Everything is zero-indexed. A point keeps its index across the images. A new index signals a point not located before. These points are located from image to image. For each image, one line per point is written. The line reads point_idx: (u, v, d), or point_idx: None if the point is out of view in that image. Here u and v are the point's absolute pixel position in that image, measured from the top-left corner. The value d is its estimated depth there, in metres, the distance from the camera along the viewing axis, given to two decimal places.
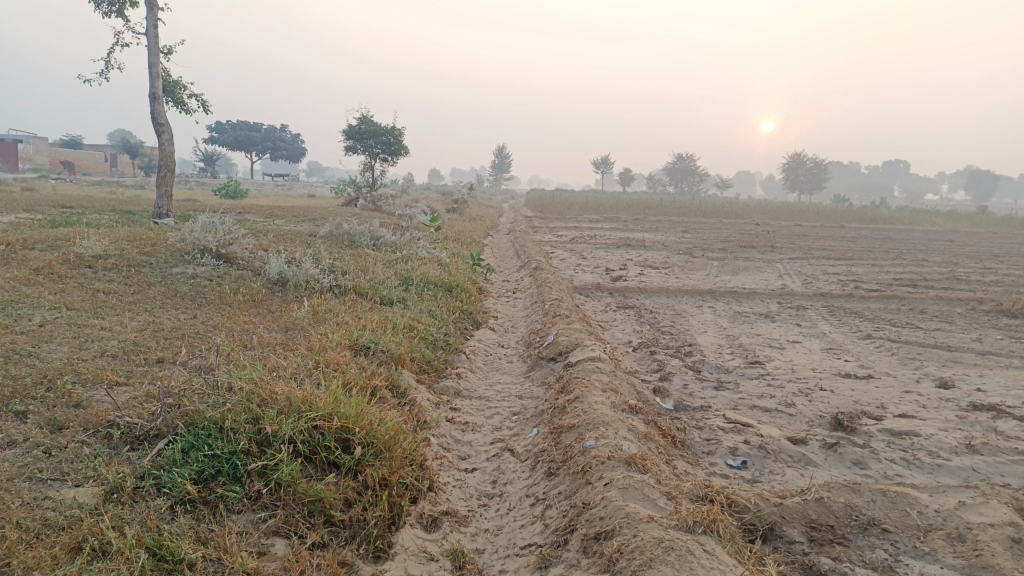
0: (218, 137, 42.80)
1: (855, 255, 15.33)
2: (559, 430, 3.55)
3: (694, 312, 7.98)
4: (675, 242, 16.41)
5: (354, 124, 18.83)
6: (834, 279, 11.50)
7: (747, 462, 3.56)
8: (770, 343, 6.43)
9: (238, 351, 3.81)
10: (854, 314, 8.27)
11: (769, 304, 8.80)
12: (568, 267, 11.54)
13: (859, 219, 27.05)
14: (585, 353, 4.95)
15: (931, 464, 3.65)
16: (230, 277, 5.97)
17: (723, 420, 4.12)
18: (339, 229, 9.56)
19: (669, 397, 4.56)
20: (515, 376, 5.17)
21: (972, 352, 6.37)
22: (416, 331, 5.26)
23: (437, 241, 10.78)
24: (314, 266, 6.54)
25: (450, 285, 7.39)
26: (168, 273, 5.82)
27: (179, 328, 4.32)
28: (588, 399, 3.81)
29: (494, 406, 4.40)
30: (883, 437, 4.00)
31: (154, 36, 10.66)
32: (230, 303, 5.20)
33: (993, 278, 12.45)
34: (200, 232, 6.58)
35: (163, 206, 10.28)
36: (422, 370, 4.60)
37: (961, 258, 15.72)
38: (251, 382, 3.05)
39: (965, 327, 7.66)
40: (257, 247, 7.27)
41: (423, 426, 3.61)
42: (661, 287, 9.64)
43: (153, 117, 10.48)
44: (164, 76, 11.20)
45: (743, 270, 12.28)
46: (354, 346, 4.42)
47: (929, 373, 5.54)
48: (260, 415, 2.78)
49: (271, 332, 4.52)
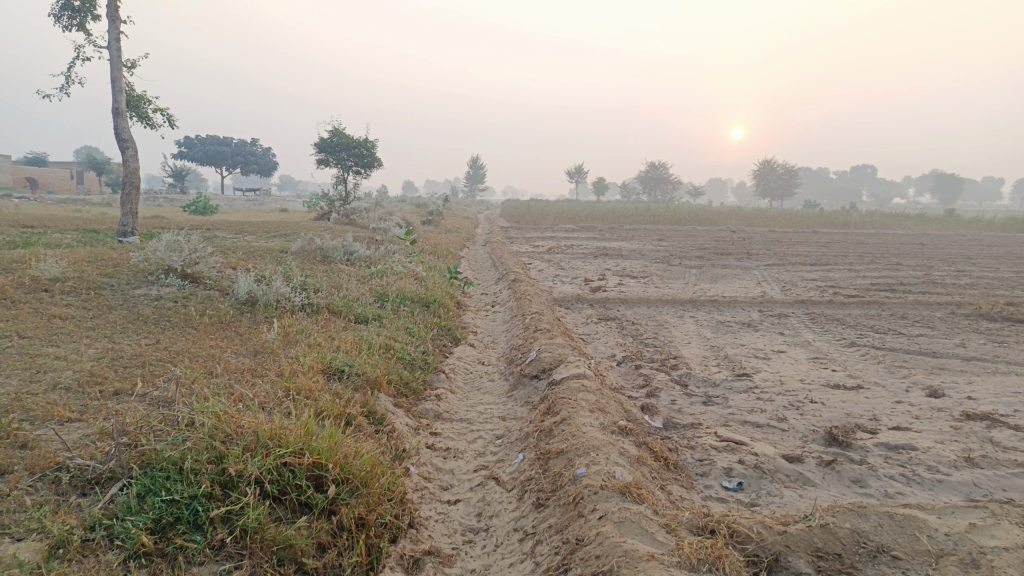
0: (187, 153, 42.17)
1: (830, 261, 15.37)
2: (546, 455, 3.36)
3: (676, 323, 7.85)
4: (652, 251, 16.36)
5: (325, 137, 18.56)
6: (813, 285, 11.47)
7: (743, 484, 3.40)
8: (755, 353, 6.31)
9: (203, 380, 3.57)
10: (836, 322, 8.19)
11: (751, 312, 8.70)
12: (547, 278, 11.40)
13: (831, 225, 27.27)
14: (569, 370, 4.77)
15: (931, 480, 3.52)
16: (197, 297, 5.71)
17: (715, 438, 3.96)
18: (311, 243, 9.30)
19: (658, 415, 4.39)
20: (497, 395, 4.97)
21: (957, 358, 6.29)
22: (393, 351, 5.05)
23: (412, 254, 10.55)
24: (285, 284, 6.30)
25: (427, 300, 7.19)
26: (130, 295, 5.56)
27: (139, 355, 4.07)
28: (576, 421, 3.63)
29: (477, 429, 4.21)
30: (879, 452, 3.86)
31: (116, 50, 10.36)
32: (196, 326, 4.95)
33: (968, 281, 12.50)
34: (165, 251, 6.32)
35: (128, 223, 9.97)
36: (400, 393, 4.40)
37: (934, 261, 15.83)
38: (215, 415, 2.82)
39: (947, 332, 7.62)
40: (226, 264, 7.01)
41: (402, 456, 3.41)
42: (641, 298, 9.51)
43: (117, 133, 10.16)
44: (128, 90, 10.89)
45: (721, 277, 12.22)
46: (328, 370, 4.19)
47: (918, 381, 5.44)
48: (225, 453, 2.56)
49: (238, 357, 4.28)
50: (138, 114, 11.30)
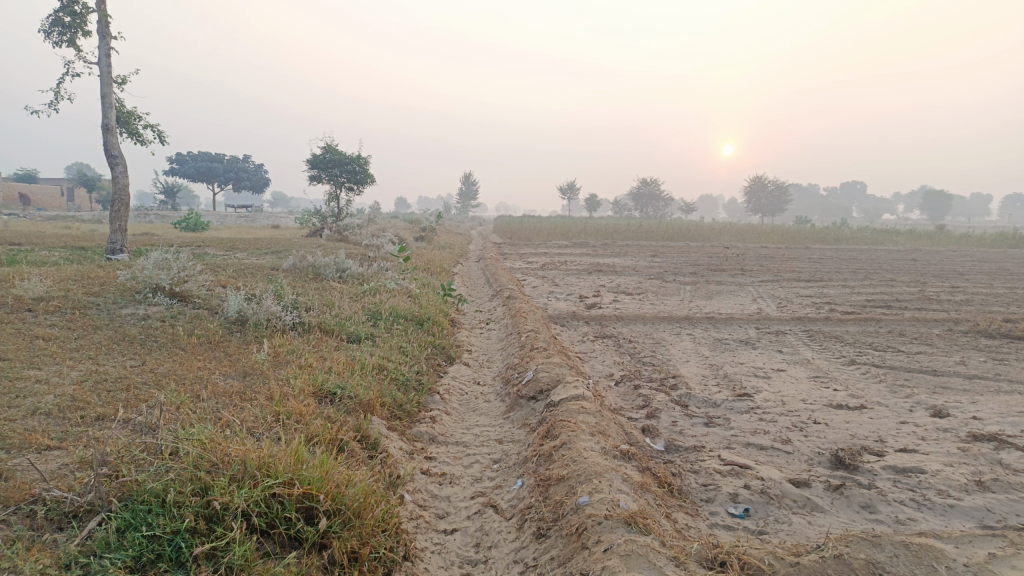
0: (179, 169, 42.03)
1: (824, 277, 15.33)
2: (546, 482, 3.24)
3: (674, 340, 7.75)
4: (646, 267, 16.32)
5: (318, 154, 18.49)
6: (809, 302, 11.41)
7: (750, 511, 3.29)
8: (755, 372, 6.21)
9: (190, 405, 3.44)
10: (834, 339, 8.10)
11: (748, 330, 8.61)
12: (541, 294, 11.30)
13: (823, 241, 27.34)
14: (567, 391, 4.65)
15: (943, 505, 3.41)
16: (185, 317, 5.58)
17: (719, 462, 3.85)
18: (303, 260, 9.18)
19: (659, 437, 4.28)
20: (493, 417, 4.84)
21: (958, 377, 6.21)
22: (386, 371, 4.92)
23: (405, 271, 10.43)
24: (276, 303, 6.17)
25: (421, 318, 7.07)
26: (116, 314, 5.42)
27: (124, 378, 3.94)
28: (577, 446, 3.51)
29: (473, 453, 4.08)
30: (887, 475, 3.76)
31: (107, 66, 10.28)
32: (184, 347, 4.82)
33: (963, 297, 12.47)
34: (153, 269, 6.19)
35: (117, 240, 9.85)
36: (394, 415, 4.27)
37: (927, 277, 15.83)
38: (201, 443, 2.69)
39: (947, 349, 7.54)
40: (216, 282, 6.88)
41: (396, 484, 3.29)
42: (637, 314, 9.42)
43: (106, 149, 10.04)
44: (118, 107, 10.79)
45: (717, 294, 12.15)
46: (319, 393, 4.06)
47: (922, 401, 5.34)
48: (210, 484, 2.43)
49: (227, 379, 4.15)
50: (128, 130, 11.19)
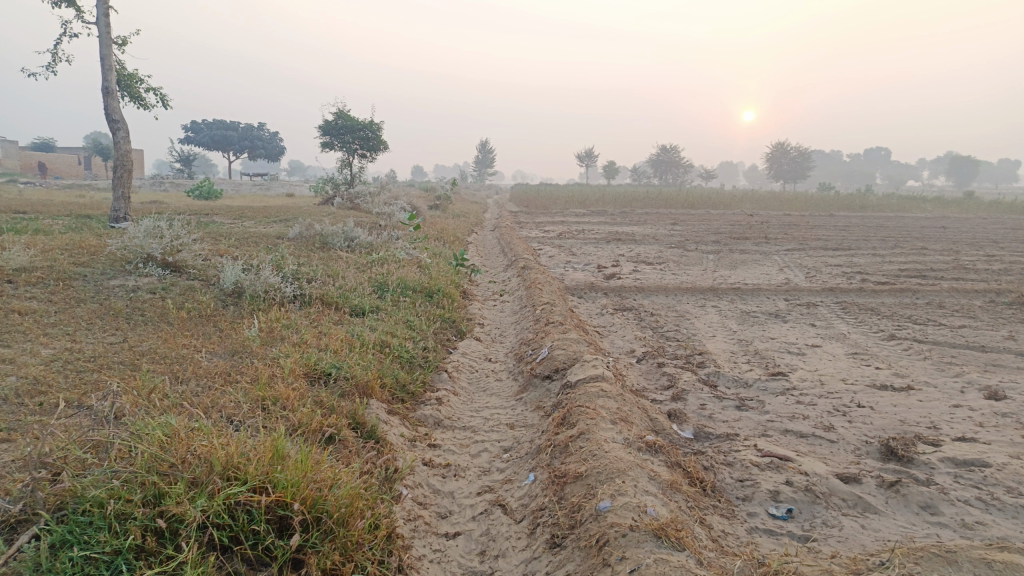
0: (193, 137, 41.72)
1: (852, 245, 14.73)
2: (562, 480, 2.85)
3: (698, 313, 7.31)
4: (666, 235, 15.79)
5: (330, 120, 18.05)
6: (838, 271, 10.87)
7: (793, 512, 2.90)
8: (787, 348, 5.77)
9: (164, 393, 3.09)
10: (869, 312, 7.62)
11: (777, 302, 8.13)
12: (558, 264, 10.88)
13: (849, 208, 26.55)
14: (584, 371, 4.24)
15: (1014, 506, 2.98)
16: (177, 289, 5.23)
17: (756, 453, 3.44)
18: (310, 229, 8.80)
19: (687, 423, 3.88)
20: (504, 398, 4.46)
21: (1010, 353, 5.72)
22: (390, 348, 4.53)
23: (416, 240, 10.02)
24: (275, 273, 5.79)
25: (431, 289, 6.67)
26: (104, 286, 5.07)
27: (99, 357, 3.59)
28: (597, 437, 3.12)
29: (482, 440, 3.69)
30: (947, 470, 3.33)
31: (106, 26, 9.86)
32: (172, 322, 4.46)
33: (1001, 267, 11.85)
34: (144, 237, 5.82)
35: (119, 208, 9.55)
36: (395, 398, 3.90)
37: (960, 245, 15.16)
38: (158, 441, 2.33)
39: (992, 323, 7.03)
40: (213, 252, 6.51)
41: (392, 479, 2.92)
42: (658, 285, 8.97)
43: (106, 113, 9.66)
44: (119, 69, 10.39)
45: (741, 263, 11.67)
46: (312, 374, 3.69)
47: (974, 380, 4.88)
48: (166, 491, 2.08)
49: (212, 359, 3.78)
50: (130, 93, 10.78)
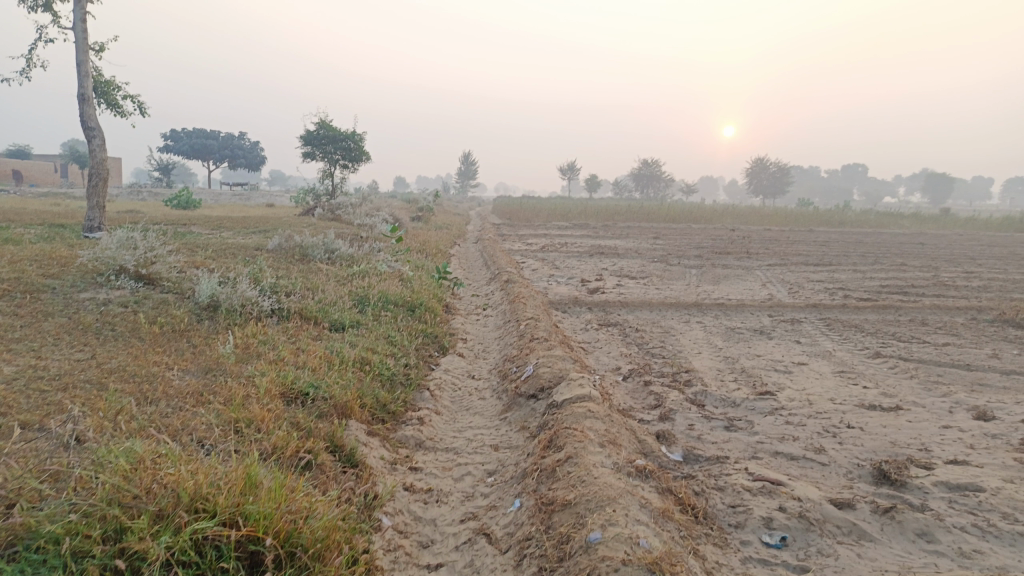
0: (173, 146, 41.28)
1: (833, 261, 14.81)
2: (549, 507, 2.74)
3: (683, 329, 7.25)
4: (648, 249, 15.78)
5: (312, 130, 17.90)
6: (820, 287, 10.88)
7: (787, 540, 2.81)
8: (774, 366, 5.70)
9: (132, 415, 2.94)
10: (853, 329, 7.59)
11: (761, 318, 8.09)
12: (541, 278, 10.78)
13: (828, 223, 26.79)
14: (571, 390, 4.13)
15: (1012, 533, 2.91)
16: (150, 302, 5.07)
17: (747, 477, 3.34)
18: (290, 240, 8.65)
19: (676, 445, 3.78)
20: (488, 417, 4.34)
21: (995, 372, 5.69)
22: (370, 366, 4.40)
23: (398, 252, 9.89)
24: (252, 286, 5.64)
25: (413, 303, 6.55)
26: (73, 299, 4.89)
27: (64, 375, 3.43)
28: (585, 462, 3.02)
29: (465, 463, 3.57)
30: (941, 494, 3.26)
31: (82, 32, 9.67)
32: (144, 338, 4.30)
33: (980, 284, 11.95)
34: (117, 248, 5.64)
35: (93, 218, 9.33)
36: (375, 418, 3.77)
37: (938, 262, 15.29)
38: (121, 471, 2.19)
39: (975, 341, 7.03)
40: (189, 263, 6.34)
41: (371, 506, 2.79)
42: (643, 300, 8.91)
43: (82, 120, 9.46)
44: (95, 76, 10.19)
45: (724, 278, 11.66)
46: (288, 393, 3.55)
47: (962, 401, 4.83)
48: (128, 526, 1.94)
49: (184, 378, 3.63)
50: (107, 101, 10.57)
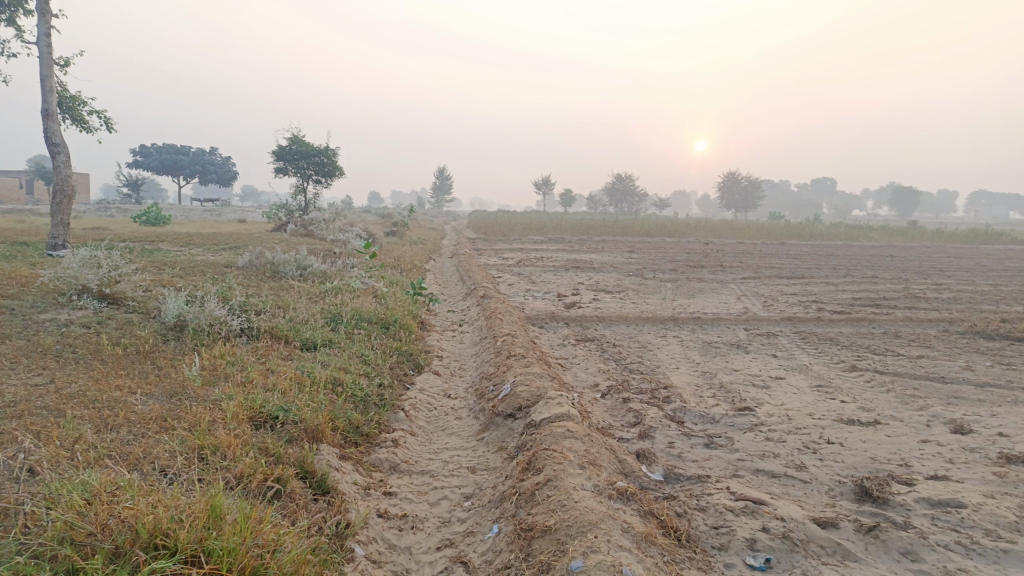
0: (143, 162, 40.69)
1: (806, 274, 14.94)
2: (529, 534, 2.65)
3: (660, 344, 7.21)
4: (623, 263, 15.80)
5: (284, 145, 17.72)
6: (794, 300, 10.94)
7: (771, 562, 2.74)
8: (752, 381, 5.68)
9: (90, 444, 2.80)
10: (828, 342, 7.62)
11: (737, 332, 8.09)
12: (517, 293, 10.71)
13: (799, 236, 27.12)
14: (549, 409, 4.05)
15: (996, 550, 2.87)
16: (114, 323, 4.90)
17: (729, 496, 3.28)
18: (261, 257, 8.49)
19: (657, 465, 3.71)
20: (464, 438, 4.24)
21: (970, 385, 5.72)
22: (343, 386, 4.28)
23: (372, 268, 9.76)
24: (221, 305, 5.49)
25: (387, 320, 6.44)
26: (33, 321, 4.72)
27: (19, 401, 3.27)
28: (565, 485, 2.94)
29: (441, 486, 3.46)
30: (924, 511, 3.22)
31: (47, 46, 9.46)
32: (106, 360, 4.15)
33: (949, 295, 12.10)
34: (79, 267, 5.47)
35: (57, 235, 9.08)
36: (348, 441, 3.66)
37: (909, 274, 15.50)
38: (75, 506, 2.06)
39: (948, 353, 7.08)
40: (156, 282, 6.17)
41: (343, 535, 2.68)
42: (619, 315, 8.87)
43: (46, 136, 9.22)
44: (60, 91, 9.97)
45: (699, 291, 11.68)
46: (257, 417, 3.43)
47: (939, 414, 4.83)
48: (81, 567, 1.82)
49: (147, 402, 3.49)
50: (72, 116, 10.35)
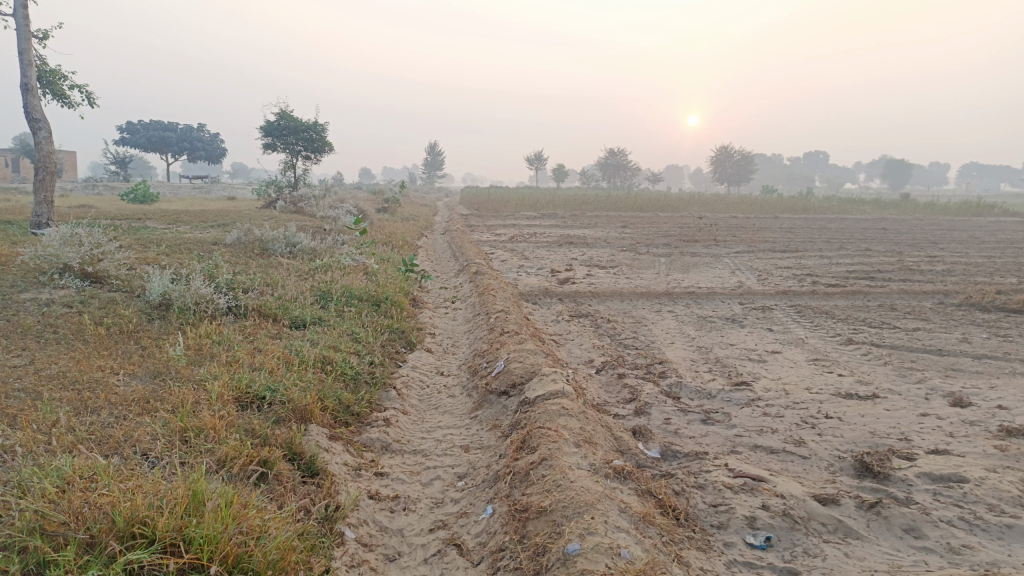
0: (130, 139, 40.14)
1: (800, 247, 14.89)
2: (523, 515, 2.58)
3: (655, 319, 7.14)
4: (617, 238, 15.70)
5: (272, 120, 17.44)
6: (789, 274, 10.88)
7: (772, 540, 2.68)
8: (748, 355, 5.61)
9: (68, 427, 2.71)
10: (824, 315, 7.56)
11: (732, 306, 8.03)
12: (510, 268, 10.61)
13: (792, 210, 27.05)
14: (544, 386, 3.97)
15: (999, 525, 2.82)
16: (97, 302, 4.78)
17: (728, 473, 3.22)
18: (249, 234, 8.35)
19: (653, 442, 3.64)
20: (457, 416, 4.16)
21: (967, 357, 5.67)
22: (332, 365, 4.18)
23: (362, 245, 9.62)
24: (207, 283, 5.37)
25: (379, 297, 6.33)
26: (13, 300, 4.59)
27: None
28: (560, 464, 2.86)
29: (434, 466, 3.38)
30: (925, 487, 3.17)
31: (24, 19, 9.20)
32: (88, 340, 4.03)
33: (944, 267, 12.08)
34: (60, 245, 5.33)
35: (41, 213, 8.89)
36: (337, 421, 3.57)
37: (902, 247, 15.46)
38: (48, 494, 1.98)
39: (945, 325, 7.03)
40: (140, 260, 6.03)
41: (332, 519, 2.60)
42: (613, 290, 8.79)
43: (26, 111, 9.00)
44: (40, 65, 9.72)
45: (693, 266, 11.61)
46: (243, 398, 3.34)
47: (937, 387, 4.78)
48: (53, 559, 1.73)
49: (130, 383, 3.39)
50: (53, 91, 10.10)
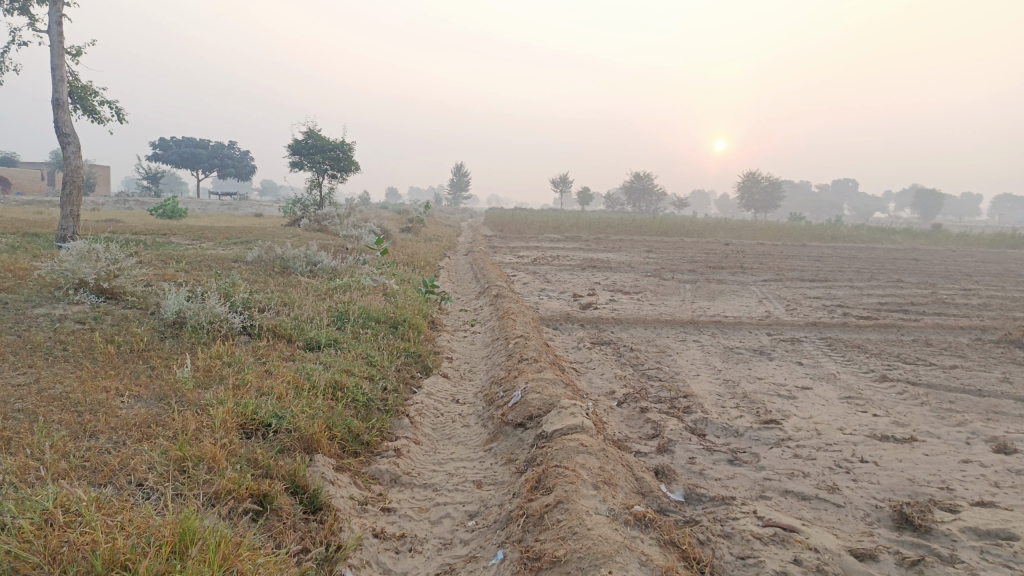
0: (162, 155, 40.81)
1: (828, 276, 14.58)
2: (536, 564, 2.41)
3: (679, 349, 6.93)
4: (641, 263, 15.51)
5: (300, 139, 17.54)
6: (818, 304, 10.59)
7: None
8: (777, 391, 5.38)
9: (64, 452, 2.60)
10: (856, 349, 7.29)
11: (759, 337, 7.79)
12: (532, 292, 10.45)
13: (821, 238, 26.65)
14: (562, 420, 3.80)
15: None
16: (110, 319, 4.71)
17: (756, 521, 3.01)
18: (271, 252, 8.29)
19: (677, 484, 3.44)
20: (472, 448, 3.99)
21: (1009, 399, 5.38)
22: (344, 390, 4.04)
23: (383, 265, 9.53)
24: (222, 302, 5.28)
25: (397, 319, 6.21)
26: (26, 315, 4.53)
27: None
28: (577, 508, 2.69)
29: (444, 502, 3.21)
30: (971, 543, 2.93)
31: (58, 35, 9.32)
32: (96, 359, 3.94)
33: (979, 301, 11.71)
34: (78, 259, 5.29)
35: (65, 227, 8.92)
36: (345, 451, 3.42)
37: (936, 278, 15.07)
38: (27, 532, 1.86)
39: (984, 364, 6.72)
40: (157, 277, 5.97)
41: (332, 560, 2.45)
42: (637, 317, 8.58)
43: (55, 126, 9.08)
44: (72, 80, 9.83)
45: (720, 294, 11.36)
46: (248, 425, 3.21)
47: (979, 431, 4.51)
48: None
49: (133, 406, 3.28)
50: (84, 106, 10.21)
